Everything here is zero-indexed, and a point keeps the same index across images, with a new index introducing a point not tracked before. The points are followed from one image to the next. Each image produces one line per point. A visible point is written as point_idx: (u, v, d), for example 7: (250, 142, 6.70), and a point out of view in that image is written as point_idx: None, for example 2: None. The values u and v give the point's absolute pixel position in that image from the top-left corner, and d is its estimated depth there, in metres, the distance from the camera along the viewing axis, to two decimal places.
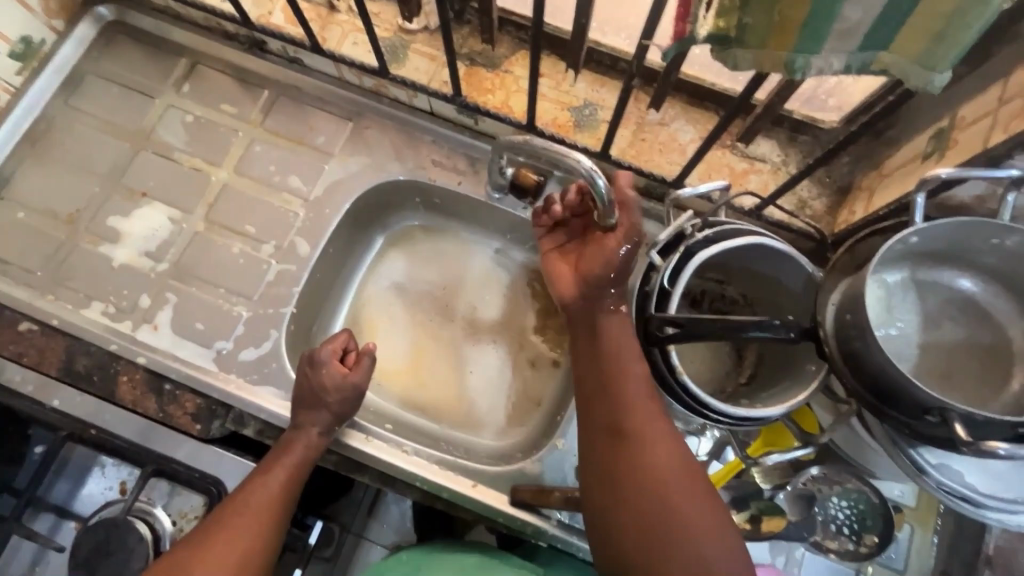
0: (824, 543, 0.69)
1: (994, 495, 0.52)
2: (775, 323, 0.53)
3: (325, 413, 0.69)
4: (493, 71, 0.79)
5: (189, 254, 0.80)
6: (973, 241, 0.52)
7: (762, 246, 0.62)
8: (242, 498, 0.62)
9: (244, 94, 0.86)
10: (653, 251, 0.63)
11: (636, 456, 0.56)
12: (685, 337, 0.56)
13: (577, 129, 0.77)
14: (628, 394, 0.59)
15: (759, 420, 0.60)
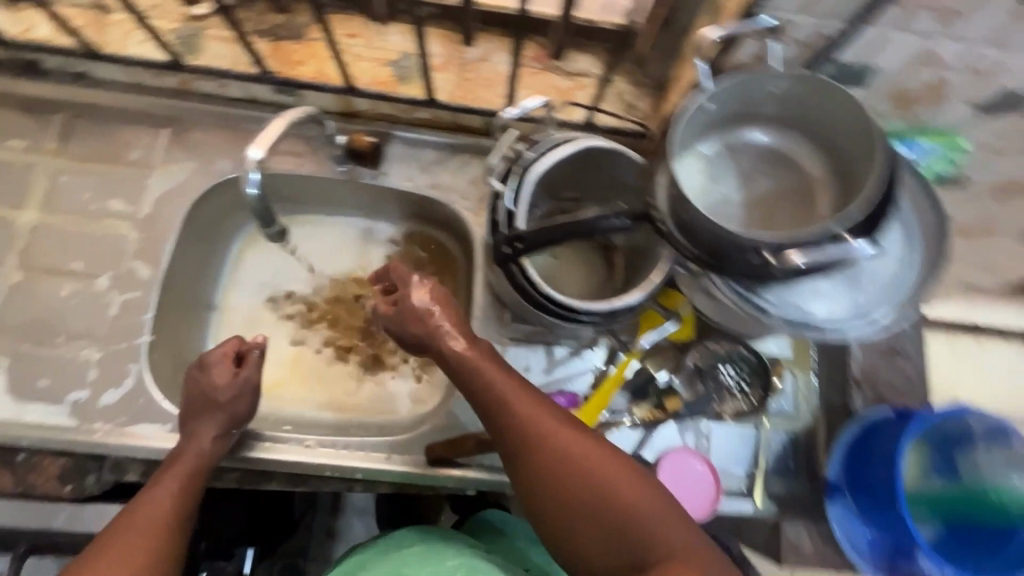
0: (721, 407, 0.75)
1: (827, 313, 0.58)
2: (609, 214, 0.55)
3: (214, 414, 0.63)
4: (299, 41, 0.75)
5: (11, 309, 0.71)
6: (755, 95, 0.57)
7: (590, 151, 0.64)
8: (129, 515, 0.54)
9: (32, 123, 0.77)
10: (492, 179, 0.64)
11: (566, 477, 0.51)
12: (536, 246, 0.58)
13: (401, 83, 0.76)
14: (531, 422, 0.54)
15: (626, 311, 0.63)
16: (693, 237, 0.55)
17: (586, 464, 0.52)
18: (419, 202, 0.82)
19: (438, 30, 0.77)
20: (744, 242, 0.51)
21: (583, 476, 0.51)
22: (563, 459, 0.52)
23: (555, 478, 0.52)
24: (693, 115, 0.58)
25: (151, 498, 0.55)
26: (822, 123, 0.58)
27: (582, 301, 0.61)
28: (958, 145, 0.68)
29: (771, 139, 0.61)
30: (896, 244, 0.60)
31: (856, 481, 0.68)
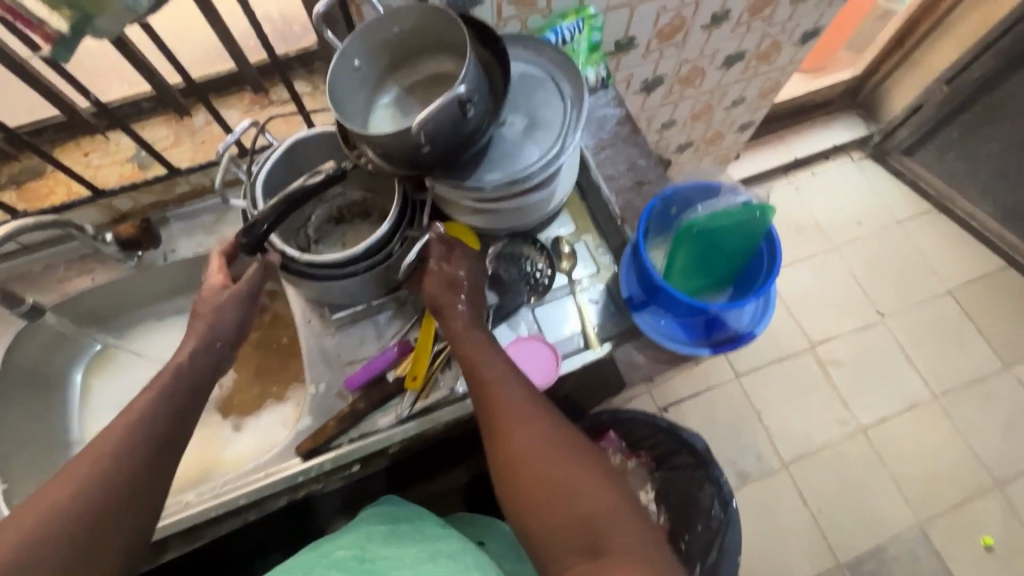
0: (531, 292, 0.85)
1: (526, 163, 0.71)
2: (314, 175, 0.68)
3: (158, 405, 0.61)
4: (42, 176, 0.84)
5: None
6: (386, 35, 0.71)
7: (293, 146, 0.78)
8: (70, 475, 0.55)
9: None
10: (230, 201, 0.74)
11: (525, 450, 0.61)
12: (271, 232, 0.69)
13: (145, 170, 0.85)
14: (503, 395, 0.65)
15: (383, 248, 0.74)
16: (387, 159, 0.66)
17: (545, 441, 0.61)
18: (217, 259, 0.91)
19: (160, 116, 0.87)
20: (404, 138, 0.63)
21: (544, 456, 0.60)
22: (529, 434, 0.62)
23: (516, 442, 0.62)
24: (351, 75, 0.72)
25: (81, 471, 0.55)
26: (446, 40, 0.72)
27: (344, 252, 0.72)
28: (589, 14, 0.87)
29: (428, 69, 0.76)
30: (555, 98, 0.75)
31: (648, 290, 0.79)
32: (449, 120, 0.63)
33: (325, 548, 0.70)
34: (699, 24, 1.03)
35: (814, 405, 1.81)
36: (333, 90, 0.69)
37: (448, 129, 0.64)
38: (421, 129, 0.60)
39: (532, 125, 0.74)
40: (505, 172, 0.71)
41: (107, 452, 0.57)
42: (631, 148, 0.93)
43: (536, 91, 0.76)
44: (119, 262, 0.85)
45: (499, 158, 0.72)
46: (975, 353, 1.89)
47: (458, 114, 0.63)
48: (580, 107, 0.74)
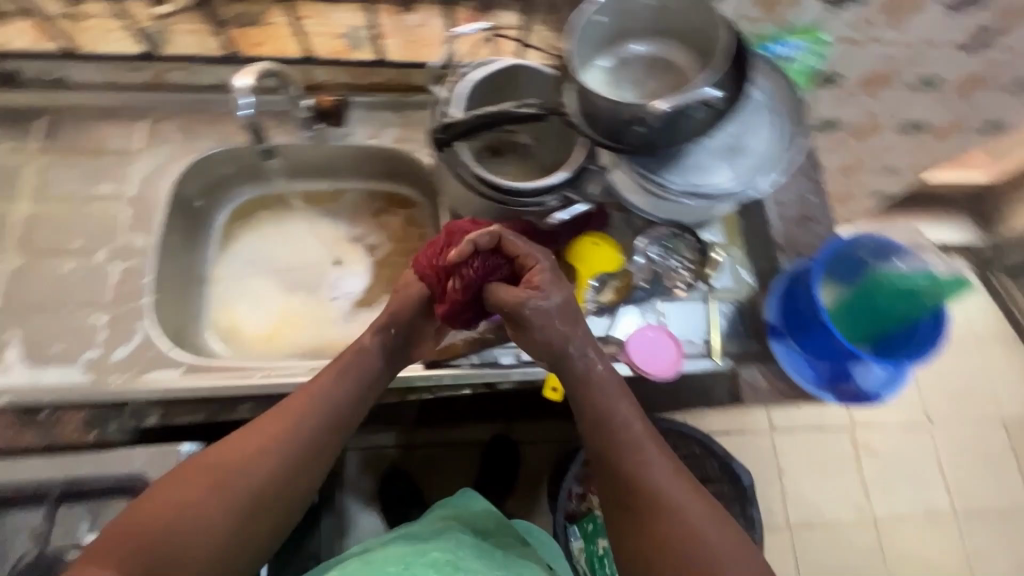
0: (668, 288, 0.85)
1: (716, 183, 0.72)
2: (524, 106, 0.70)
3: (328, 398, 0.66)
4: (259, 26, 0.86)
5: (20, 288, 0.76)
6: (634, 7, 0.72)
7: (500, 71, 0.77)
8: (246, 438, 0.60)
9: (15, 128, 0.84)
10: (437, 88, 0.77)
11: (656, 536, 0.56)
12: (462, 136, 0.70)
13: (354, 52, 0.87)
14: (637, 461, 0.60)
15: (549, 190, 0.75)
16: (592, 121, 0.68)
17: (704, 538, 0.55)
18: (383, 157, 0.93)
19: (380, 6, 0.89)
20: (625, 113, 0.65)
21: (690, 564, 0.54)
22: (668, 523, 0.56)
23: (642, 530, 0.57)
24: (590, 29, 0.72)
25: (252, 438, 0.60)
26: (687, 30, 0.73)
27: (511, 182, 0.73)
28: (820, 40, 0.86)
29: (657, 50, 0.76)
30: (767, 126, 0.74)
31: (792, 320, 0.82)
32: (673, 115, 0.64)
33: (419, 547, 0.76)
34: (905, 84, 1.01)
35: (836, 484, 1.81)
36: (570, 38, 0.70)
37: (670, 120, 0.65)
38: (658, 110, 0.62)
39: (736, 145, 0.73)
40: (691, 182, 0.72)
41: (276, 424, 0.62)
42: (807, 182, 0.92)
43: (751, 112, 0.74)
44: (300, 128, 0.88)
45: (690, 164, 0.72)
46: (1009, 486, 1.87)
47: (684, 113, 0.64)
48: (788, 150, 0.73)
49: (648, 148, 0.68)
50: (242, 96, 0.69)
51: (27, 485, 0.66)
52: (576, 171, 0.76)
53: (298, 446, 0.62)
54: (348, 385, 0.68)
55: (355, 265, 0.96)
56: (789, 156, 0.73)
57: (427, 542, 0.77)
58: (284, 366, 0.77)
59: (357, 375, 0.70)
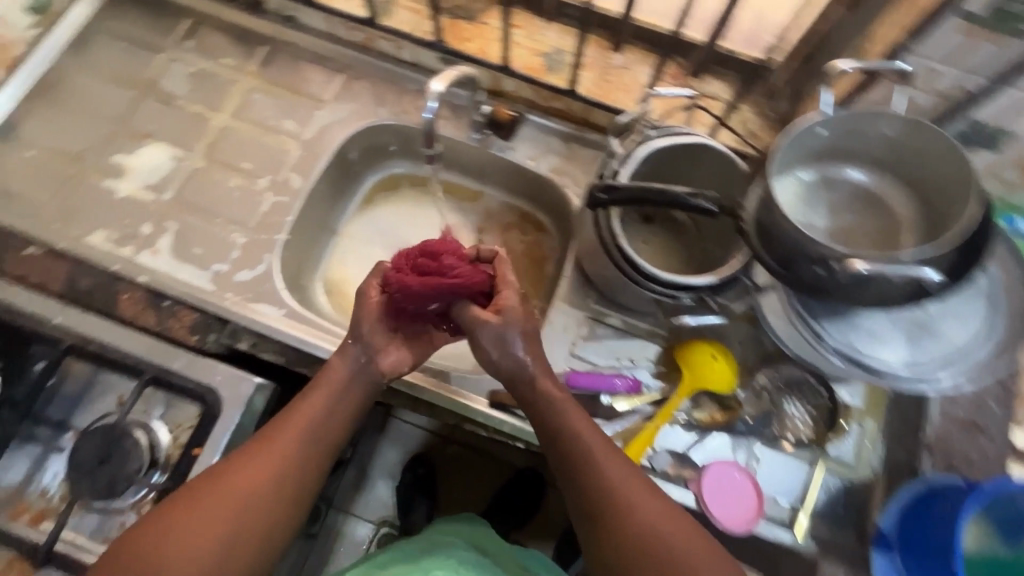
0: (775, 434, 0.74)
1: (881, 360, 0.61)
2: (695, 197, 0.63)
3: (311, 421, 0.65)
4: (471, 22, 0.87)
5: (191, 187, 0.85)
6: (867, 130, 0.62)
7: (688, 147, 0.70)
8: (234, 471, 0.60)
9: (242, 48, 0.94)
10: (614, 140, 0.72)
11: (632, 547, 0.57)
12: (620, 204, 0.65)
13: (548, 73, 0.85)
14: (620, 497, 0.59)
15: (688, 289, 0.67)
16: (768, 242, 0.60)
17: (672, 540, 0.56)
18: (534, 181, 0.91)
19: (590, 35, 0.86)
20: (813, 250, 0.57)
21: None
22: (638, 532, 0.57)
23: (617, 539, 0.57)
24: (806, 137, 0.63)
25: (242, 470, 0.60)
26: (916, 170, 0.63)
27: (652, 268, 0.66)
28: None
29: (868, 177, 0.66)
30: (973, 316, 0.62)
31: (909, 541, 0.68)
32: (869, 279, 0.55)
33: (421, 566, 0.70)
34: None
35: None
36: (782, 143, 0.61)
37: (861, 283, 0.55)
38: (854, 272, 0.53)
39: (925, 324, 0.62)
40: (851, 346, 0.62)
41: (261, 447, 0.62)
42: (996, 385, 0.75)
43: (960, 295, 0.62)
44: (469, 127, 0.89)
45: (868, 328, 0.62)
46: None
47: (885, 283, 0.54)
48: (985, 354, 0.61)
49: (820, 293, 0.59)
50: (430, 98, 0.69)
51: (129, 359, 0.74)
52: (725, 280, 0.67)
53: (284, 477, 0.61)
54: (332, 409, 0.67)
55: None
56: (983, 362, 0.61)
57: (430, 563, 0.71)
58: None
59: (337, 389, 0.67)
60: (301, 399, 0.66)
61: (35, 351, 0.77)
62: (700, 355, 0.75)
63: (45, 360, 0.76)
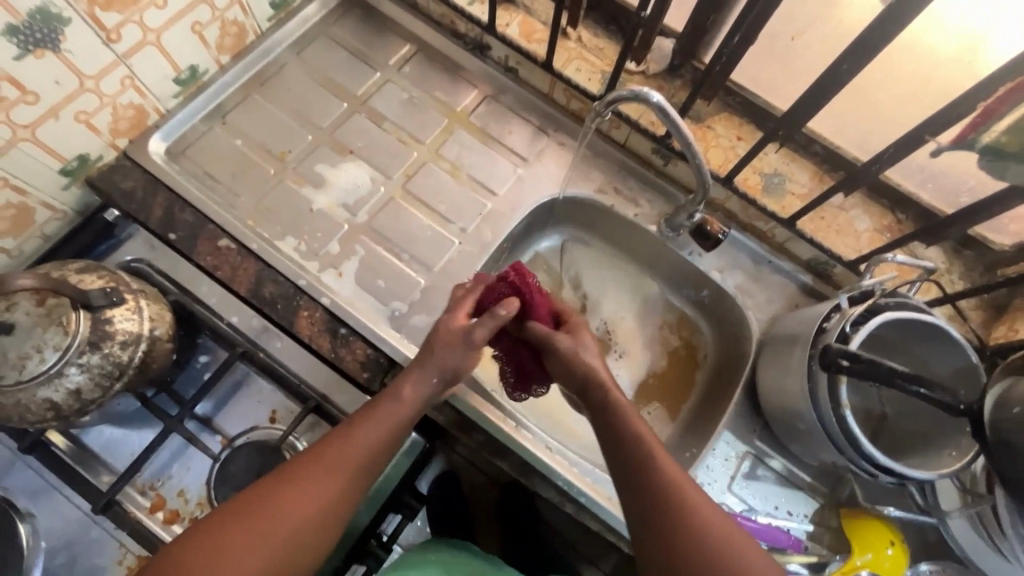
0: None
1: None
2: (943, 391, 0.59)
3: (351, 459, 0.60)
4: (697, 123, 0.86)
5: (383, 215, 0.84)
6: None
7: (932, 326, 0.67)
8: (261, 510, 0.55)
9: (455, 86, 0.94)
10: (843, 296, 0.71)
11: (687, 520, 0.55)
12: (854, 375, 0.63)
13: (765, 194, 0.83)
14: (672, 482, 0.57)
15: (902, 476, 0.64)
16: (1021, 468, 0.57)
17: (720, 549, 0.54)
18: (712, 290, 0.88)
19: (813, 166, 0.84)
20: None
21: None
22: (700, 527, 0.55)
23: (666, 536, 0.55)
24: None
25: (293, 494, 0.56)
26: None
27: (874, 447, 0.63)
28: None
29: None
30: None
31: None
32: None
33: None
34: None
35: None
36: None
37: None
38: None
39: None
40: None
41: (313, 471, 0.58)
42: None
43: None
44: (666, 222, 0.86)
45: None
46: None
47: None
48: None
49: None
50: (642, 92, 0.63)
51: (295, 381, 0.75)
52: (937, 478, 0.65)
53: (331, 505, 0.58)
54: (389, 432, 0.63)
55: (619, 360, 0.91)
56: None
57: None
58: (528, 433, 0.75)
59: (393, 419, 0.63)
60: (342, 438, 0.61)
61: (202, 342, 0.77)
62: (867, 524, 0.73)
63: (210, 356, 0.77)
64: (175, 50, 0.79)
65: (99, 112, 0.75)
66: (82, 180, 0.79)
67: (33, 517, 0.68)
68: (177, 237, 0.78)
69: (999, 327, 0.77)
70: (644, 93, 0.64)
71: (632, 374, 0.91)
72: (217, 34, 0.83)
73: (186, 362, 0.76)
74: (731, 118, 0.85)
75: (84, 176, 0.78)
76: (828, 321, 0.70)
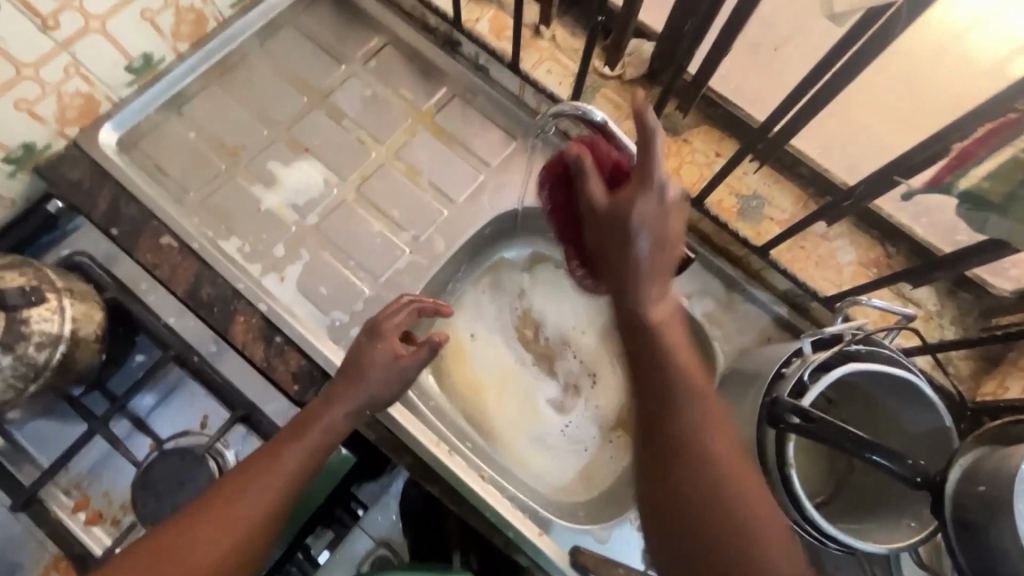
0: None
1: None
2: (902, 457, 0.53)
3: (269, 496, 0.59)
4: (672, 135, 0.78)
5: (334, 218, 0.81)
6: None
7: (903, 381, 0.60)
8: (175, 545, 0.55)
9: (423, 83, 0.89)
10: (807, 338, 0.64)
11: (699, 490, 0.47)
12: (806, 432, 0.57)
13: (740, 218, 0.77)
14: (690, 432, 0.49)
15: (852, 548, 0.58)
16: (978, 555, 0.52)
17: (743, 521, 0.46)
18: None
19: (797, 190, 0.77)
20: None
21: None
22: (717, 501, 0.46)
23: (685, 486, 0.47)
24: None
25: (206, 530, 0.57)
26: None
27: (818, 513, 0.58)
28: None
29: None
30: None
31: None
32: None
33: None
34: None
35: None
36: None
37: None
38: None
39: None
40: None
41: (223, 503, 0.58)
42: None
43: None
44: None
45: None
46: None
47: None
48: None
49: None
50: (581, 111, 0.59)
51: (226, 388, 0.72)
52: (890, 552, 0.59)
53: (250, 537, 0.58)
54: (320, 454, 0.63)
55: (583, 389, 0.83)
56: None
57: None
58: (461, 460, 0.72)
59: (316, 450, 0.62)
60: (264, 469, 0.60)
61: (139, 341, 0.75)
62: None
63: (146, 356, 0.75)
64: (125, 38, 0.76)
65: (43, 100, 0.73)
66: (30, 169, 0.77)
67: None
68: (119, 231, 0.77)
69: (988, 382, 0.70)
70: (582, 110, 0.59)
71: (593, 402, 0.83)
72: (172, 21, 0.80)
73: (121, 361, 0.74)
74: (711, 132, 0.78)
75: (32, 165, 0.77)
76: (787, 366, 0.64)
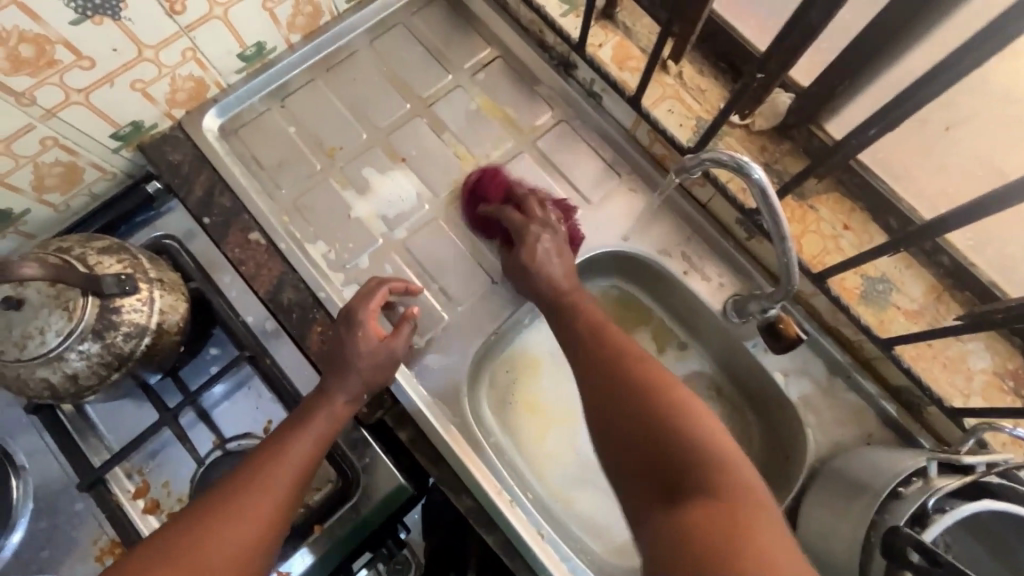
0: None
1: None
2: None
3: (277, 486, 0.58)
4: (798, 201, 0.72)
5: (422, 235, 0.78)
6: None
7: None
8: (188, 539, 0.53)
9: (529, 103, 0.84)
10: (933, 460, 0.57)
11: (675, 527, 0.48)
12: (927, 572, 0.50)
13: (863, 301, 0.69)
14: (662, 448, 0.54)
15: None
16: None
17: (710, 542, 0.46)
18: (770, 393, 0.74)
19: (932, 279, 0.69)
20: None
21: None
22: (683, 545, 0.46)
23: (690, 518, 0.48)
24: None
25: (223, 525, 0.54)
26: None
27: None
28: None
29: None
30: None
31: None
32: None
33: None
34: None
35: None
36: None
37: None
38: None
39: None
40: None
41: (234, 495, 0.56)
42: None
43: None
44: (735, 307, 0.73)
45: None
46: None
47: None
48: None
49: None
50: (741, 162, 0.52)
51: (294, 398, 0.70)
52: None
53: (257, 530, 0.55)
54: (328, 441, 0.62)
55: None
56: None
57: None
58: (522, 512, 0.68)
59: (320, 440, 0.61)
60: (271, 464, 0.59)
61: (215, 334, 0.74)
62: None
63: (219, 351, 0.74)
64: (242, 27, 0.74)
65: (157, 82, 0.72)
66: (134, 146, 0.77)
67: (26, 474, 0.69)
68: (211, 221, 0.76)
69: None
70: (733, 155, 0.53)
71: None
72: (289, 12, 0.78)
73: (196, 352, 0.74)
74: (841, 201, 0.71)
75: (136, 143, 0.77)
76: (906, 485, 0.57)
